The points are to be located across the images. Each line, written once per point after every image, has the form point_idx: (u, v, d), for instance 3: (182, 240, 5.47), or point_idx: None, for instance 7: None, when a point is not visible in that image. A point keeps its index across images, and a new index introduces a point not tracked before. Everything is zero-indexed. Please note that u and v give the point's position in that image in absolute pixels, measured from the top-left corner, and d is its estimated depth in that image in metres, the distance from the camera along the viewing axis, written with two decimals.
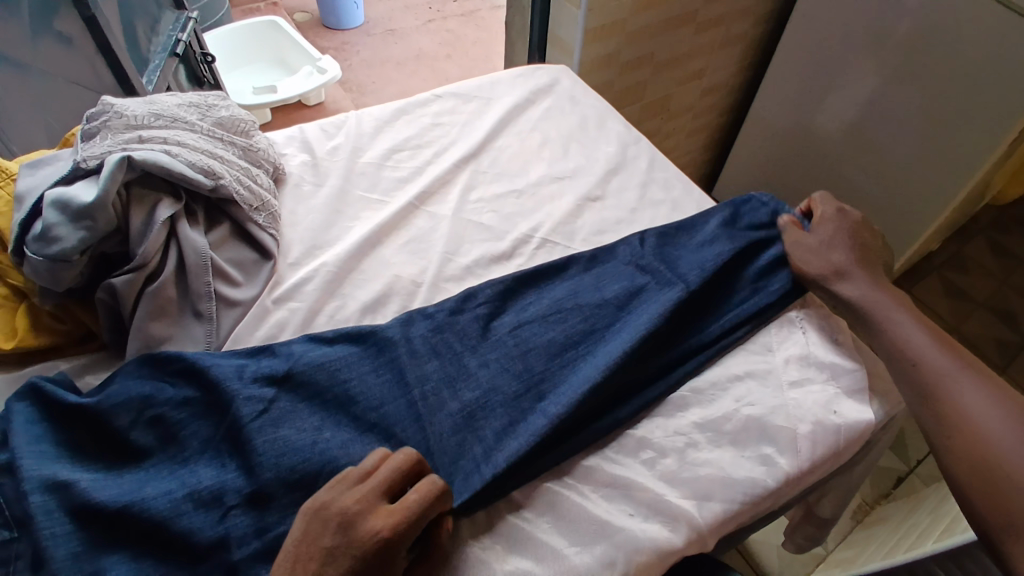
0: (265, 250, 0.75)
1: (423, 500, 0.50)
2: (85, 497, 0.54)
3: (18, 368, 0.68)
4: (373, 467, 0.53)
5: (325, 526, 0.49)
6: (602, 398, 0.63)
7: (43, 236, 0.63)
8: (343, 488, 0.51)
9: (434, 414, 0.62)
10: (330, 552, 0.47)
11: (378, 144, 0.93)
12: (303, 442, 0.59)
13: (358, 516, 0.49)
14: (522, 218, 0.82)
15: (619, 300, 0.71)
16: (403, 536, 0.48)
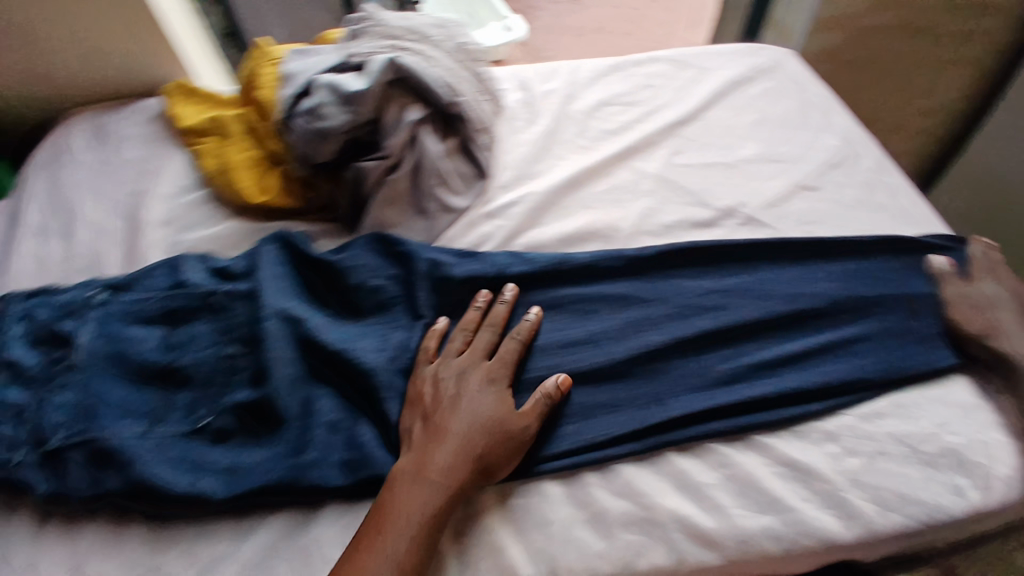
0: (482, 168, 0.79)
1: (513, 353, 0.64)
2: (311, 334, 0.65)
3: (260, 221, 0.80)
4: (469, 333, 0.66)
5: (441, 386, 0.61)
6: (805, 394, 0.62)
7: (314, 112, 0.72)
8: (477, 343, 0.64)
9: (534, 362, 0.65)
10: (454, 397, 0.60)
11: (590, 95, 0.93)
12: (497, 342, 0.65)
13: (466, 372, 0.62)
14: (727, 189, 0.82)
15: (833, 295, 0.69)
16: (503, 381, 0.62)
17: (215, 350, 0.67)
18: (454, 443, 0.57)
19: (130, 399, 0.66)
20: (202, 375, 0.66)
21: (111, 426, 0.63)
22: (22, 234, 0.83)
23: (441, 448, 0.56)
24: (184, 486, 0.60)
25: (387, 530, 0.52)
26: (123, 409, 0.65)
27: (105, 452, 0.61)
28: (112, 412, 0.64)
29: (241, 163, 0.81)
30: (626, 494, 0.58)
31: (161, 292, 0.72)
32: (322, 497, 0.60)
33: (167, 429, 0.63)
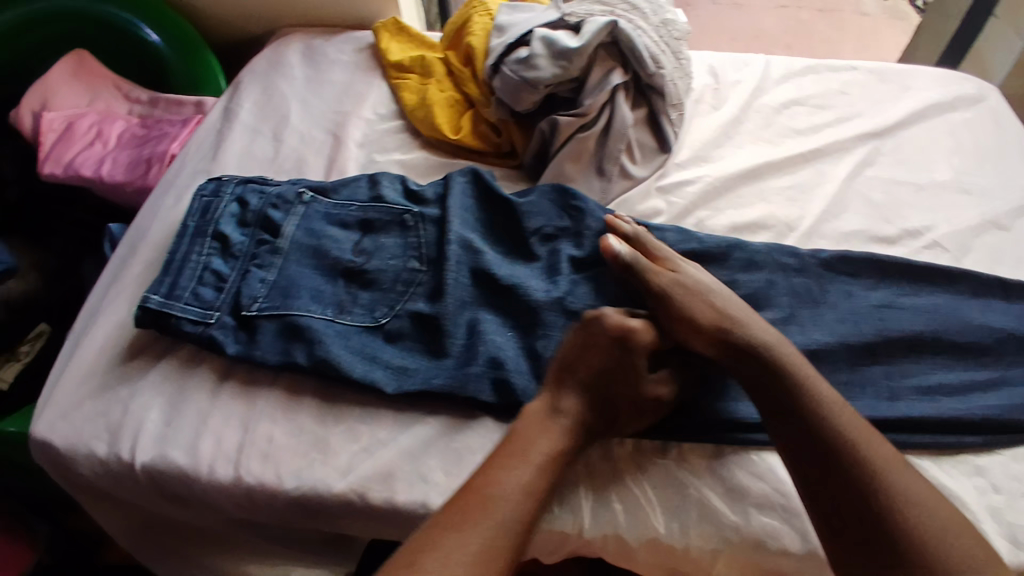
0: (665, 142, 0.81)
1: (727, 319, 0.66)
2: (488, 267, 0.70)
3: (447, 158, 0.86)
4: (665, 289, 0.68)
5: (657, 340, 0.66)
6: (964, 426, 0.63)
7: (527, 62, 0.77)
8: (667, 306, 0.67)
9: None
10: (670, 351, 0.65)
11: (780, 91, 0.93)
12: None
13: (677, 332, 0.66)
14: (914, 212, 0.81)
15: (1002, 333, 0.68)
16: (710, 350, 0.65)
17: (404, 262, 0.73)
18: (583, 403, 0.60)
19: (321, 287, 0.73)
20: (386, 281, 0.72)
21: (305, 308, 0.70)
22: (236, 129, 0.91)
23: (578, 405, 0.59)
24: (361, 374, 0.65)
25: (516, 458, 0.55)
26: (314, 295, 0.71)
27: (298, 327, 0.68)
28: (304, 297, 0.71)
29: (439, 101, 0.87)
30: (768, 477, 0.60)
31: (357, 203, 0.78)
32: (478, 410, 0.65)
33: (352, 320, 0.70)
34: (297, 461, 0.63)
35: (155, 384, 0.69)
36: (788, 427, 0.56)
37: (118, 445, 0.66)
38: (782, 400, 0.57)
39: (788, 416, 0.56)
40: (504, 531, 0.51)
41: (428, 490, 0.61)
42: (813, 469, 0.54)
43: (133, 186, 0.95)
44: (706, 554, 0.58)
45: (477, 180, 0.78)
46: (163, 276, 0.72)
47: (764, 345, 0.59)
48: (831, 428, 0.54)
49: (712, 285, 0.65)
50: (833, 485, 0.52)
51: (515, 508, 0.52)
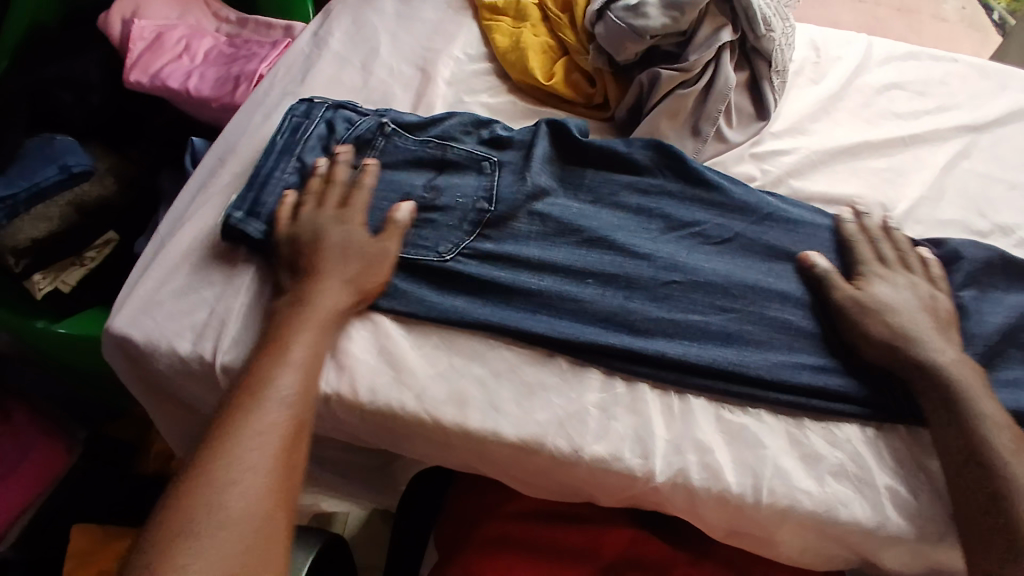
0: (764, 109, 0.79)
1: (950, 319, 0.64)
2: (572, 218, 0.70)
3: (536, 103, 0.85)
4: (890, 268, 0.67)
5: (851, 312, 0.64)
6: None
7: (635, 11, 0.75)
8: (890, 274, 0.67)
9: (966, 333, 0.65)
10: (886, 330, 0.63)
11: (881, 74, 0.90)
12: (746, 270, 0.68)
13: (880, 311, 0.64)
14: (1010, 210, 0.78)
15: None
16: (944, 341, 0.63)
17: (474, 203, 0.71)
18: (328, 305, 0.63)
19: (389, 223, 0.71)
20: (454, 217, 0.70)
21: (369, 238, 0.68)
22: (325, 55, 0.90)
23: (304, 309, 0.62)
24: (433, 308, 0.66)
25: (255, 397, 0.55)
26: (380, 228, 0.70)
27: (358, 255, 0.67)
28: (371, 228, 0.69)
29: (533, 45, 0.86)
30: (844, 448, 0.60)
31: (434, 139, 0.76)
32: (556, 352, 0.64)
33: (414, 255, 0.68)
34: (373, 376, 0.63)
35: (238, 290, 0.70)
36: (950, 449, 0.57)
37: (202, 343, 0.67)
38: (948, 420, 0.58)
39: (949, 436, 0.58)
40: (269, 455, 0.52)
41: (501, 419, 0.60)
42: (963, 488, 0.56)
43: (219, 102, 0.96)
44: (775, 516, 0.58)
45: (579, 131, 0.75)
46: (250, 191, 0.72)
47: (940, 367, 0.60)
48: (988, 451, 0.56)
49: (905, 298, 0.64)
50: (987, 501, 0.54)
51: (269, 435, 0.53)
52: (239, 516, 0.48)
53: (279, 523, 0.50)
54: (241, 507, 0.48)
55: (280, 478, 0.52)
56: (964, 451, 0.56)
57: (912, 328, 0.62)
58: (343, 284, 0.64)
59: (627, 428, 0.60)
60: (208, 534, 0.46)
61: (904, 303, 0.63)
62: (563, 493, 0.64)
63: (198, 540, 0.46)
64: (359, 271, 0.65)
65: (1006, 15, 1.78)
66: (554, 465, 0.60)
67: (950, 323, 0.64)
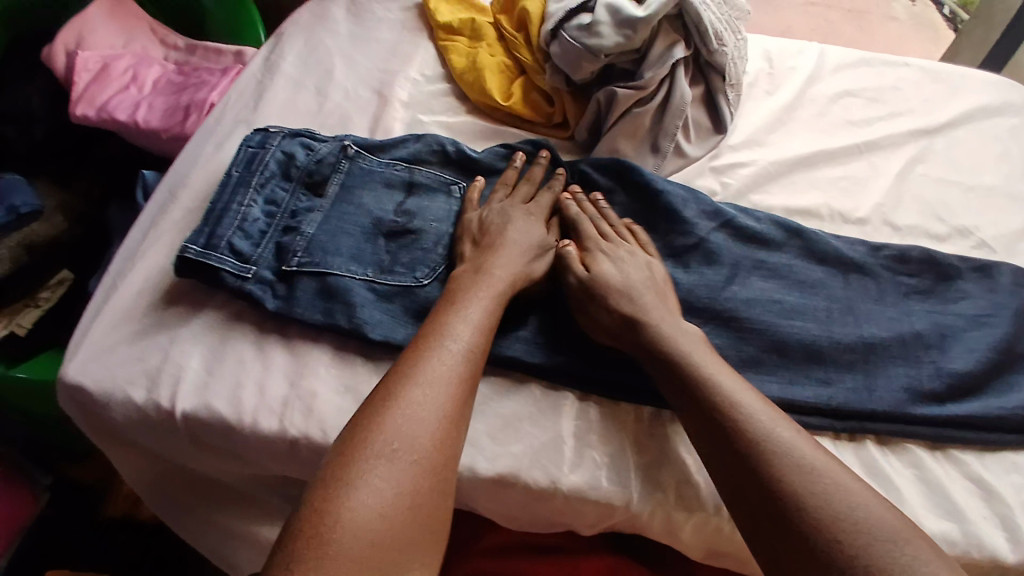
0: (721, 122, 0.80)
1: None
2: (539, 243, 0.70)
3: (494, 124, 0.84)
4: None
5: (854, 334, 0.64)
6: (1010, 424, 0.63)
7: (589, 29, 0.75)
8: None
9: None
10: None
11: (833, 82, 0.92)
12: (742, 287, 0.68)
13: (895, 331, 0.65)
14: (963, 212, 0.79)
15: None
16: None
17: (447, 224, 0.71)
18: (504, 279, 0.62)
19: (361, 249, 0.69)
20: (427, 241, 0.70)
21: (345, 268, 0.67)
22: (278, 81, 0.88)
23: (480, 282, 0.61)
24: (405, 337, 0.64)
25: (426, 381, 0.51)
26: (349, 253, 0.68)
27: (335, 287, 0.66)
28: (343, 256, 0.68)
29: (489, 65, 0.85)
30: None
31: (400, 162, 0.75)
32: (529, 379, 0.63)
33: (392, 281, 0.67)
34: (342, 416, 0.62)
35: (194, 335, 0.67)
36: (711, 447, 0.52)
37: (158, 392, 0.64)
38: (710, 422, 0.53)
39: (707, 433, 0.53)
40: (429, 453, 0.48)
41: (475, 455, 0.58)
42: (766, 530, 0.47)
43: (169, 133, 0.93)
44: None
45: (563, 168, 0.76)
46: (208, 221, 0.68)
47: (727, 398, 0.53)
48: (793, 482, 0.47)
49: (629, 278, 0.64)
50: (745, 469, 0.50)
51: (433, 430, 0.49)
52: (383, 511, 0.44)
53: (430, 527, 0.46)
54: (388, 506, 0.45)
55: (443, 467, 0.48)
56: (720, 446, 0.52)
57: (666, 324, 0.60)
58: (516, 267, 0.64)
59: (601, 454, 0.59)
60: (355, 532, 0.43)
61: (636, 283, 0.64)
62: (539, 524, 0.63)
63: (349, 525, 0.43)
64: (342, 318, 0.65)
65: (955, 10, 1.83)
66: (527, 498, 0.59)
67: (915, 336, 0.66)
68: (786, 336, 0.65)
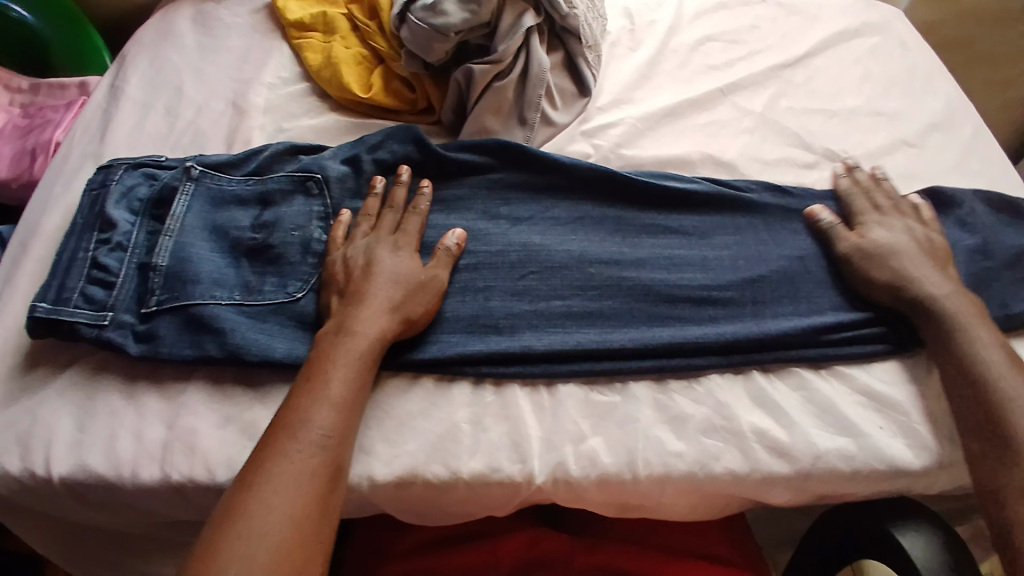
0: (585, 86, 0.80)
1: None
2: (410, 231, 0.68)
3: (359, 118, 0.81)
4: None
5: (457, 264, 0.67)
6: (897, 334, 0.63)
7: (434, 9, 0.73)
8: None
9: None
10: None
11: (694, 29, 0.92)
12: (611, 248, 0.68)
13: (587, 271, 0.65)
14: (827, 135, 0.80)
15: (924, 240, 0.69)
16: None
17: (308, 230, 0.69)
18: (375, 333, 0.58)
19: (223, 272, 0.67)
20: (294, 254, 0.68)
21: (209, 295, 0.64)
22: (122, 106, 0.82)
23: (340, 346, 0.57)
24: (288, 353, 0.62)
25: (298, 446, 0.50)
26: (212, 279, 0.66)
27: (199, 318, 0.63)
28: (204, 282, 0.65)
29: (344, 57, 0.82)
30: (707, 402, 0.60)
31: (252, 176, 0.73)
32: (421, 372, 0.62)
33: (263, 300, 0.65)
34: (227, 451, 0.59)
35: (61, 392, 0.63)
36: (960, 386, 0.58)
37: (31, 457, 0.60)
38: (963, 365, 0.58)
39: (954, 370, 0.58)
40: (307, 489, 0.48)
41: (371, 461, 0.57)
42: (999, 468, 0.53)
43: (18, 180, 0.87)
44: (654, 486, 0.57)
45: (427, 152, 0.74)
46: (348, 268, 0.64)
47: (983, 350, 0.58)
48: None
49: (898, 241, 0.65)
50: (1000, 421, 0.55)
51: (305, 469, 0.49)
52: (274, 545, 0.45)
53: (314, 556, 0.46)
54: (283, 535, 0.45)
55: (314, 510, 0.48)
56: (972, 385, 0.57)
57: (957, 301, 0.61)
58: (391, 313, 0.60)
59: (498, 436, 0.59)
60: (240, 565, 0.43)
61: (905, 252, 0.64)
62: (453, 517, 0.62)
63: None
64: (217, 347, 0.62)
65: None
66: (432, 492, 0.58)
67: (947, 257, 0.65)
68: (662, 285, 0.66)
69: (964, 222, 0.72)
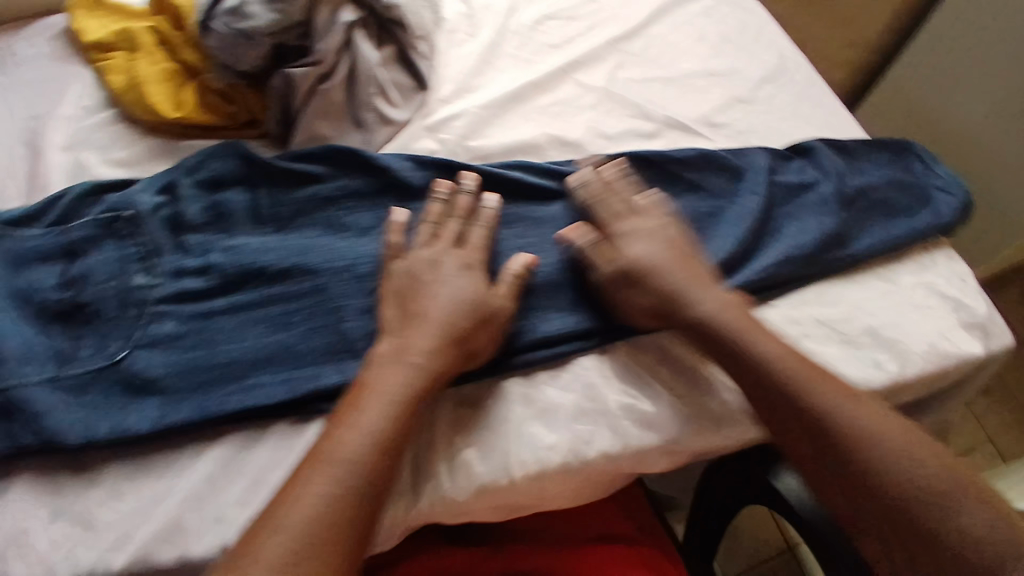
0: (422, 79, 0.76)
1: None
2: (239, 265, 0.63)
3: (178, 140, 0.74)
4: None
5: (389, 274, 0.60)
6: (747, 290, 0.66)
7: (237, 12, 0.67)
8: None
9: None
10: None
11: (532, 6, 0.90)
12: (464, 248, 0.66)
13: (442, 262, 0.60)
14: (667, 102, 0.82)
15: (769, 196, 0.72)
16: None
17: (125, 281, 0.63)
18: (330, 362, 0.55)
19: (33, 344, 0.60)
20: (114, 309, 0.62)
21: (18, 375, 0.58)
22: None
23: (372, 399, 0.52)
24: (114, 428, 0.57)
25: (291, 512, 0.47)
26: (19, 355, 0.59)
27: (10, 402, 0.57)
28: (11, 360, 0.58)
29: (150, 74, 0.74)
30: (574, 389, 0.60)
31: (55, 227, 0.65)
32: (270, 417, 0.60)
33: (84, 368, 0.60)
34: (63, 545, 0.54)
35: None
36: (766, 409, 0.55)
37: None
38: (765, 389, 0.55)
39: (756, 395, 0.56)
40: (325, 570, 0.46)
41: (223, 527, 0.55)
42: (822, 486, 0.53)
43: None
44: (532, 485, 0.56)
45: (256, 169, 0.68)
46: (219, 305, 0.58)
47: (770, 364, 0.55)
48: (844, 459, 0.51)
49: (647, 247, 0.61)
50: (806, 440, 0.53)
51: (285, 538, 0.46)
52: None
53: None
54: None
55: None
56: (775, 409, 0.54)
57: (674, 283, 0.59)
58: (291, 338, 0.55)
59: None
60: None
61: (638, 249, 0.61)
62: None
63: None
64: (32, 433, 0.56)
65: None
66: None
67: (687, 252, 0.61)
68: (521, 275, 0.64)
69: (800, 169, 0.75)
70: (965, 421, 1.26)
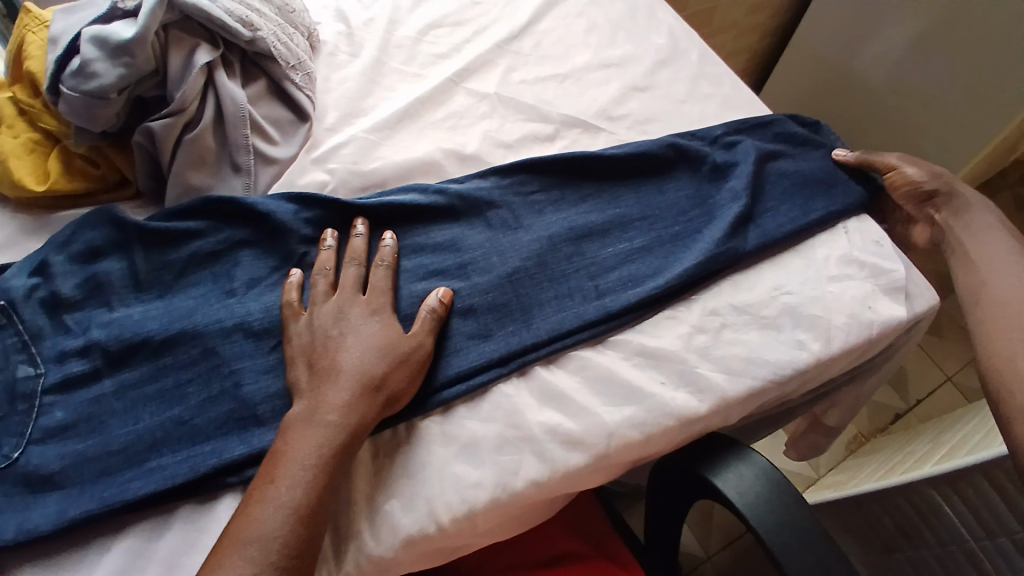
0: (302, 111, 0.73)
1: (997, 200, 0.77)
2: (127, 337, 0.58)
3: (50, 213, 0.69)
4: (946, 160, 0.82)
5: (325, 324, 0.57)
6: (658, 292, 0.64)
7: (81, 72, 0.61)
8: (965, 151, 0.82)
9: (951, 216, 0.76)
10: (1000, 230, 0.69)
11: (415, 17, 0.87)
12: None
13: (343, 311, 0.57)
14: (564, 100, 0.80)
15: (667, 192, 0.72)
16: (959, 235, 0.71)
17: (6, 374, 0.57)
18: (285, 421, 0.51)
19: None
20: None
21: None
22: None
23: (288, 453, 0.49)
24: (17, 532, 0.51)
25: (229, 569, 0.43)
26: None
27: None
28: None
29: (11, 149, 0.66)
30: (497, 417, 0.57)
31: None
32: (181, 496, 0.55)
33: None
34: None
35: None
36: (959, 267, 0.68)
37: None
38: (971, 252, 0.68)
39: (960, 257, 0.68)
40: None
41: None
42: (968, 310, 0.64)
43: None
44: (462, 528, 0.53)
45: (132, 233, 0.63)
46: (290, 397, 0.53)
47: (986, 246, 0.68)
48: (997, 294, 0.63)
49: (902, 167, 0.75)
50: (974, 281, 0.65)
51: None
52: None
53: None
54: None
55: None
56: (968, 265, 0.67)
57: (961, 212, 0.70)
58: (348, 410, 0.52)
59: None
60: None
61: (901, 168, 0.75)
62: None
63: None
64: None
65: None
66: None
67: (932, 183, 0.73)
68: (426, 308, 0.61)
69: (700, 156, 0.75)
70: (918, 362, 1.37)
